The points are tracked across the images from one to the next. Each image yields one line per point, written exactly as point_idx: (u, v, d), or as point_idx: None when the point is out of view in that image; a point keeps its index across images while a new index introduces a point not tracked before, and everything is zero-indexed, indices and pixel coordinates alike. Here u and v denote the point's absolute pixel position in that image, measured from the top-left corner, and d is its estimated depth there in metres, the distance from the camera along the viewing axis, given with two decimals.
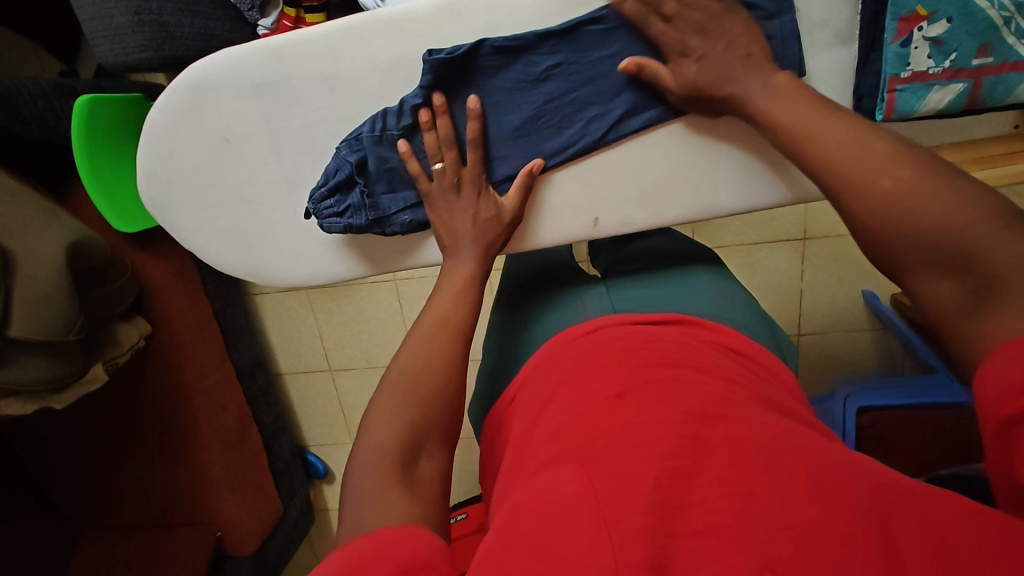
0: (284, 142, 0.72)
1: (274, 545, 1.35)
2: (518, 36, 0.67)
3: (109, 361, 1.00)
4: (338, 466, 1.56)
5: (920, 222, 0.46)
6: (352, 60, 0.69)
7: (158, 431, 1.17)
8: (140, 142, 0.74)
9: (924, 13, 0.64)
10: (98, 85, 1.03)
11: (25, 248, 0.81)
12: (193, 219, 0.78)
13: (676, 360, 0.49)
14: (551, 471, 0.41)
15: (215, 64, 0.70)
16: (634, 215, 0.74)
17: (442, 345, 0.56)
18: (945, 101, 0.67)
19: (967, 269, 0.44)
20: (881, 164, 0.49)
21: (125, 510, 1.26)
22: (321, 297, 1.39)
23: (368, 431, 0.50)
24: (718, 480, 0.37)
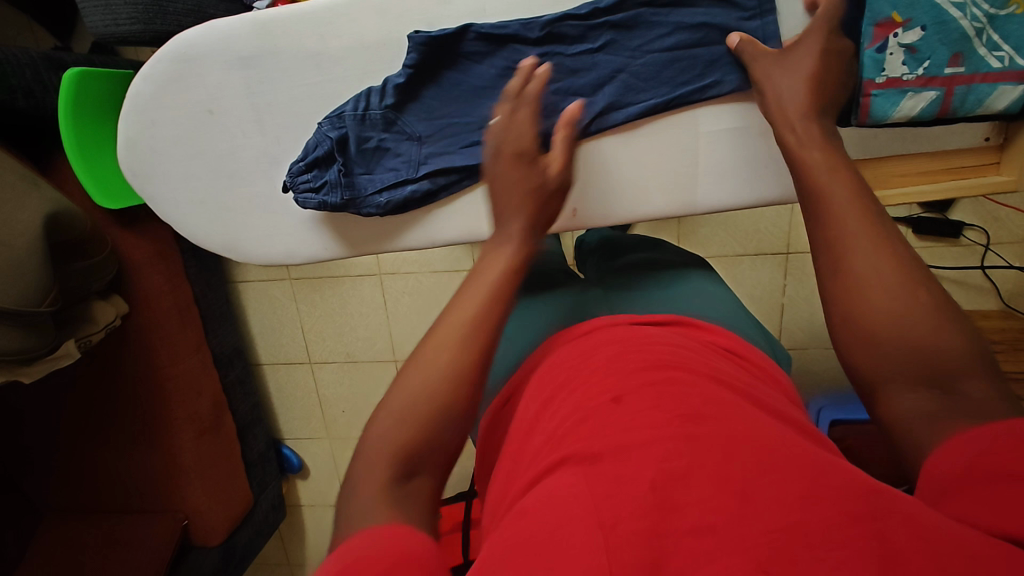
0: (267, 117, 0.71)
1: (243, 536, 1.32)
2: (505, 24, 0.66)
3: (84, 338, 0.97)
4: (312, 460, 1.53)
5: (922, 333, 0.44)
6: (339, 38, 0.68)
7: (130, 414, 1.14)
8: (124, 108, 0.73)
9: (899, 20, 0.63)
10: (88, 59, 1.01)
11: (3, 214, 0.79)
12: (171, 189, 0.76)
13: (673, 361, 0.49)
14: (554, 475, 0.41)
15: (204, 34, 0.69)
16: (612, 211, 0.73)
17: (486, 314, 0.49)
18: (918, 108, 0.65)
19: (940, 386, 0.42)
20: (896, 267, 0.46)
21: (91, 494, 1.22)
22: (304, 288, 1.37)
23: (383, 417, 0.45)
24: (716, 478, 0.37)
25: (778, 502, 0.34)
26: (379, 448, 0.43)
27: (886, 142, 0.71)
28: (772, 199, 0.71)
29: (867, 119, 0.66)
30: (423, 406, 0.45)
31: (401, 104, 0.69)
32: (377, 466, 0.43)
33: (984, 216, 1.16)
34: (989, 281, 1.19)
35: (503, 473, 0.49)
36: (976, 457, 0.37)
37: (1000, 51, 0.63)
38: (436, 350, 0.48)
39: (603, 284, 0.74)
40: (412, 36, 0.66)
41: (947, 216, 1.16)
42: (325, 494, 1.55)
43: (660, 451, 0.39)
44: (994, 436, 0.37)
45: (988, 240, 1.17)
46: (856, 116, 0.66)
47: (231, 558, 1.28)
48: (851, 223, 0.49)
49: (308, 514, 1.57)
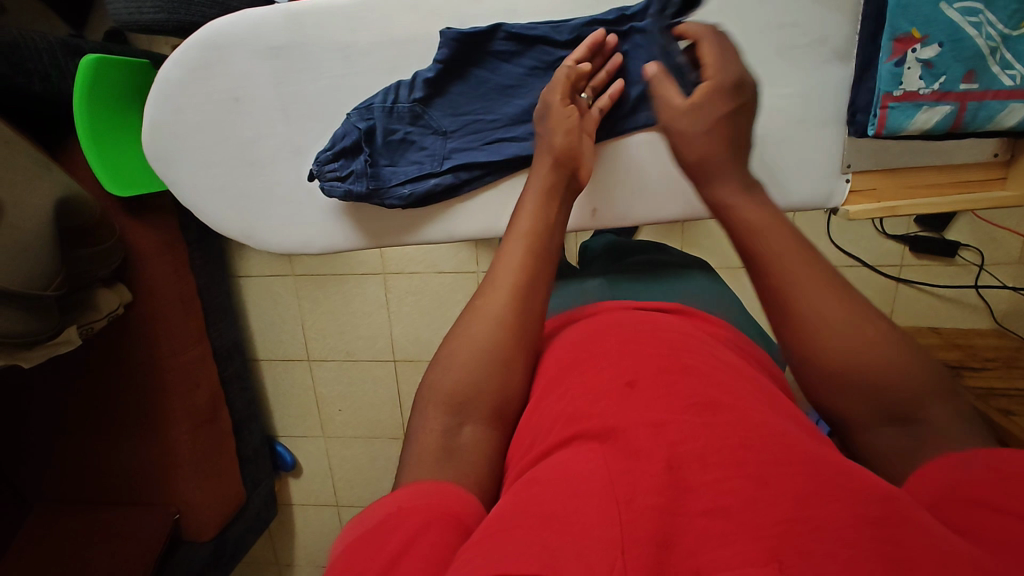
0: (293, 108, 0.72)
1: (234, 532, 1.31)
2: (534, 25, 0.68)
3: (86, 326, 0.96)
4: (306, 459, 1.52)
5: (883, 373, 0.44)
6: (370, 33, 0.69)
7: (127, 404, 1.13)
8: (151, 92, 0.73)
9: (918, 36, 0.66)
10: (105, 47, 1.01)
11: (17, 198, 0.78)
12: (191, 175, 0.76)
13: (683, 350, 0.49)
14: (566, 450, 0.42)
15: (236, 22, 0.70)
16: (633, 208, 0.74)
17: (526, 284, 0.54)
18: (932, 122, 0.67)
19: (912, 418, 0.44)
20: (848, 310, 0.47)
21: (81, 485, 1.21)
22: (307, 285, 1.37)
23: (443, 369, 0.51)
24: (732, 462, 0.37)
25: (791, 491, 0.35)
26: (438, 400, 0.49)
27: (896, 155, 0.73)
28: (787, 205, 0.75)
29: (883, 131, 0.68)
30: (476, 358, 0.50)
31: (429, 98, 0.71)
32: (434, 416, 0.49)
33: (981, 237, 1.18)
34: (983, 301, 1.22)
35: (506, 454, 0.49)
36: (941, 485, 0.39)
37: (1012, 70, 0.66)
38: (487, 310, 0.53)
39: (607, 283, 0.75)
40: (446, 32, 0.68)
41: (944, 235, 1.19)
42: (318, 493, 1.54)
43: (674, 433, 0.40)
44: (959, 468, 0.39)
45: (983, 261, 1.19)
46: (873, 127, 0.69)
47: (223, 554, 1.27)
48: (795, 271, 0.48)
49: (299, 513, 1.56)
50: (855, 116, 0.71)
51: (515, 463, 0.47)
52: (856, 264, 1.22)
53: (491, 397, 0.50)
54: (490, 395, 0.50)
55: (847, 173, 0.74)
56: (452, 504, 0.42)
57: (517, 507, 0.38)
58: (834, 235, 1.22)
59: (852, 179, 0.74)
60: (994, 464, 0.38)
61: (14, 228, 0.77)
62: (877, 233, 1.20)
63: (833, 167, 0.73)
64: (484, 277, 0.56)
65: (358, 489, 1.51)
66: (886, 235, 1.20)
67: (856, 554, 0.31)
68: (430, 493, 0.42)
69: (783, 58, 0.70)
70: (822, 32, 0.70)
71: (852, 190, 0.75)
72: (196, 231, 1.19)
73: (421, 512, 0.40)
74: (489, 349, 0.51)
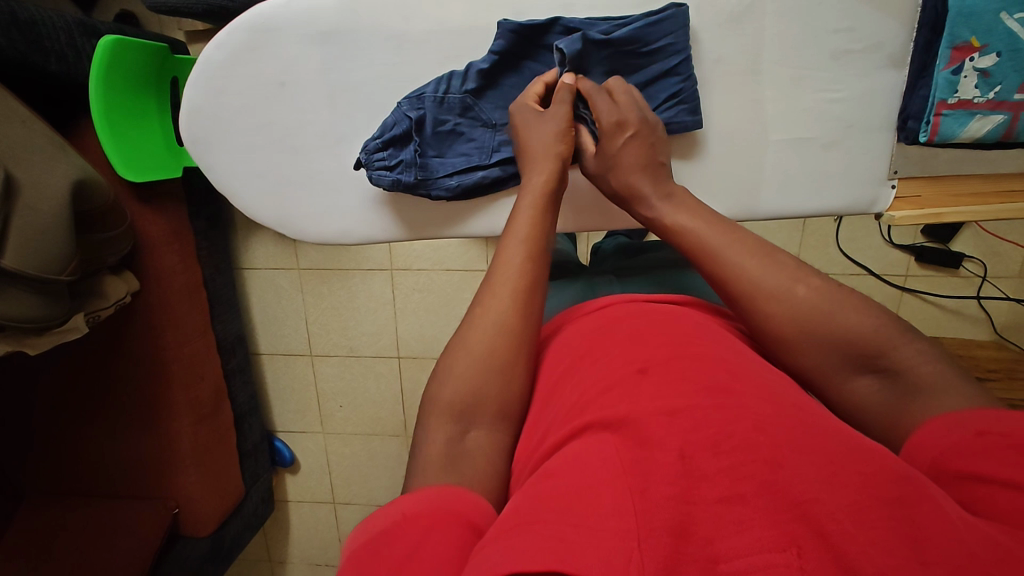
0: (340, 94, 0.72)
1: (231, 529, 1.30)
2: (591, 19, 0.67)
3: (93, 313, 0.95)
4: (305, 457, 1.51)
5: (833, 327, 0.45)
6: (422, 21, 0.68)
7: (129, 396, 1.12)
8: (191, 75, 0.72)
9: (976, 45, 0.63)
10: (120, 30, 1.01)
11: (31, 177, 0.78)
12: (230, 161, 0.75)
13: (696, 338, 0.48)
14: (578, 441, 0.41)
15: (286, 5, 0.69)
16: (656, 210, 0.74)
17: (526, 283, 0.53)
18: (984, 131, 0.65)
19: (877, 365, 0.45)
20: (781, 273, 0.48)
21: (77, 476, 1.19)
22: (312, 279, 1.37)
23: (448, 376, 0.50)
24: (745, 445, 0.36)
25: (810, 476, 0.34)
26: (440, 413, 0.48)
27: (943, 162, 0.70)
28: (833, 211, 0.71)
29: (935, 139, 0.66)
30: (481, 363, 0.50)
31: (481, 89, 0.70)
32: (438, 426, 0.48)
33: (984, 249, 1.20)
34: (984, 312, 1.23)
35: (519, 448, 0.49)
36: (936, 455, 0.39)
37: None
38: (482, 321, 0.52)
39: (620, 280, 0.74)
40: (504, 23, 0.66)
41: (949, 246, 1.20)
42: (315, 491, 1.53)
43: (688, 420, 0.39)
44: (950, 425, 0.40)
45: (986, 272, 1.21)
46: (925, 134, 0.66)
47: (219, 551, 1.25)
48: (722, 247, 0.51)
49: (295, 510, 1.55)
50: (906, 122, 0.67)
51: (527, 454, 0.47)
52: (861, 272, 1.23)
53: (497, 402, 0.49)
54: (492, 399, 0.49)
55: (893, 179, 0.70)
56: (460, 505, 0.41)
57: (537, 497, 0.37)
58: (841, 243, 1.23)
59: (898, 186, 0.70)
60: (979, 427, 0.39)
61: (29, 210, 0.77)
62: (883, 242, 1.21)
63: (879, 173, 0.70)
64: (477, 291, 0.54)
65: (357, 487, 1.51)
66: (893, 243, 1.21)
67: (878, 536, 0.31)
68: (437, 496, 0.42)
69: (837, 63, 0.67)
70: (876, 38, 0.66)
71: (897, 196, 0.71)
72: (203, 220, 1.18)
73: (425, 514, 0.40)
74: (491, 355, 0.50)
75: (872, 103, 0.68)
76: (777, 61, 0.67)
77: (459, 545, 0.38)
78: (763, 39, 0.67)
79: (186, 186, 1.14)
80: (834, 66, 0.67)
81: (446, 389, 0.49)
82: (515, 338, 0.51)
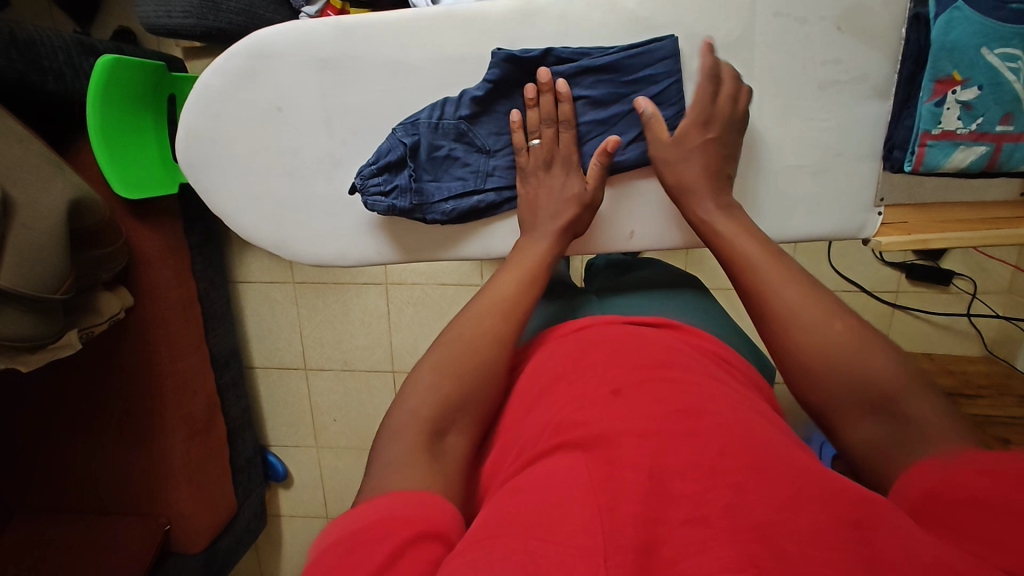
0: (337, 119, 0.72)
1: (222, 544, 1.29)
2: (585, 50, 0.67)
3: (86, 328, 0.95)
4: (298, 471, 1.50)
5: (854, 366, 0.47)
6: (420, 49, 0.69)
7: (121, 411, 1.11)
8: (188, 98, 0.73)
9: (959, 79, 0.64)
10: (119, 48, 1.02)
11: (26, 197, 0.78)
12: (225, 182, 0.75)
13: (670, 362, 0.49)
14: (551, 457, 0.42)
15: (283, 33, 0.70)
16: (670, 234, 0.74)
17: (501, 326, 0.55)
18: (968, 161, 0.66)
19: (888, 411, 0.45)
20: (816, 306, 0.50)
21: (69, 492, 1.18)
22: (308, 293, 1.37)
23: (413, 390, 0.50)
24: (710, 471, 0.38)
25: (769, 497, 0.35)
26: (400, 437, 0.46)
27: (931, 190, 0.71)
28: (822, 235, 0.72)
29: (920, 168, 0.67)
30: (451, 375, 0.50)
31: (476, 116, 0.70)
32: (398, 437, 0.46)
33: (973, 267, 1.21)
34: (974, 328, 1.24)
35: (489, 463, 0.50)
36: (931, 486, 0.39)
37: None
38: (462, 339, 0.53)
39: (605, 299, 0.74)
40: (497, 51, 0.67)
41: (939, 264, 1.22)
42: (308, 505, 1.52)
43: (659, 443, 0.40)
44: (951, 470, 0.39)
45: (975, 289, 1.22)
46: (910, 164, 0.67)
47: (210, 566, 1.25)
48: (768, 274, 0.53)
49: (288, 524, 1.54)
50: (892, 152, 0.68)
51: (501, 472, 0.47)
52: (852, 288, 1.24)
53: (472, 419, 0.50)
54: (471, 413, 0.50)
55: (880, 206, 0.71)
56: (434, 516, 0.40)
57: (503, 511, 0.38)
58: (833, 259, 1.24)
59: (885, 213, 0.72)
60: (984, 466, 0.38)
61: (24, 229, 0.77)
62: (874, 258, 1.22)
63: (866, 201, 0.71)
64: (452, 318, 0.56)
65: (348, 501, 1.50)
66: (883, 260, 1.22)
67: (836, 558, 0.31)
68: (405, 501, 0.40)
69: (824, 93, 0.68)
70: (863, 69, 0.67)
71: (884, 223, 0.72)
72: (198, 234, 1.18)
73: (396, 524, 0.38)
74: (463, 374, 0.51)
75: (856, 131, 0.69)
76: (768, 90, 0.68)
77: (423, 555, 0.37)
78: (756, 67, 0.68)
79: (181, 201, 1.14)
80: (820, 93, 0.68)
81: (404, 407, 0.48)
82: (486, 358, 0.52)
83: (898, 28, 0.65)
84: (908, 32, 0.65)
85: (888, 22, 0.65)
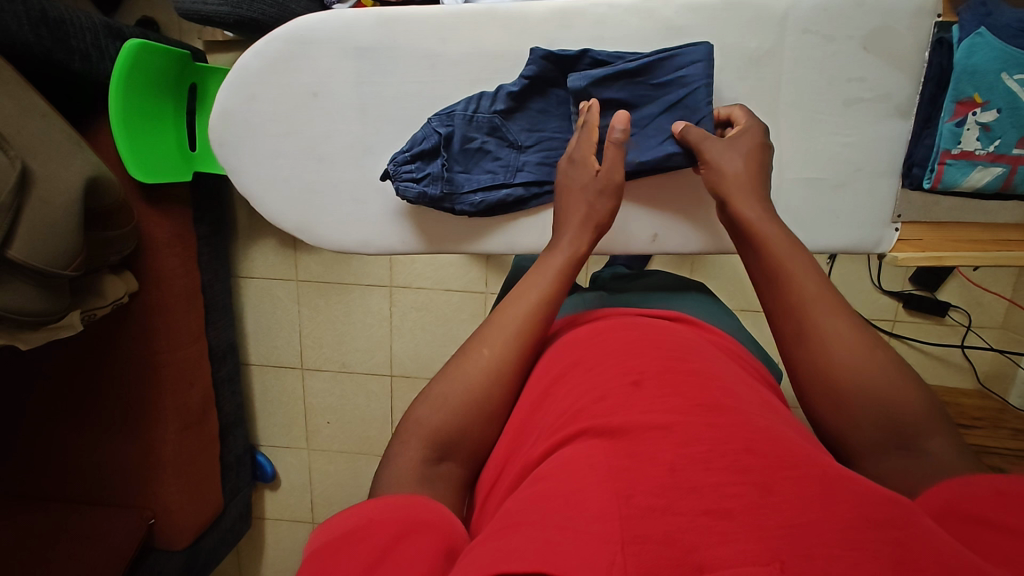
0: (371, 107, 0.73)
1: (206, 543, 1.26)
2: (618, 54, 0.69)
3: (89, 312, 0.94)
4: (286, 473, 1.48)
5: (882, 395, 0.47)
6: (458, 44, 0.71)
7: (115, 399, 1.09)
8: (226, 79, 0.74)
9: (979, 101, 0.67)
10: (144, 34, 1.03)
11: (46, 170, 0.78)
12: (255, 164, 0.76)
13: (691, 356, 0.50)
14: (570, 447, 0.42)
15: (326, 20, 0.71)
16: (691, 240, 0.75)
17: (526, 334, 0.55)
18: (984, 181, 0.70)
19: (908, 441, 0.45)
20: (853, 333, 0.50)
21: (54, 480, 1.16)
22: (310, 292, 1.36)
23: (445, 387, 0.52)
24: (735, 466, 0.37)
25: (797, 496, 0.34)
26: (419, 432, 0.49)
27: (947, 211, 0.73)
28: (840, 247, 0.74)
29: (938, 186, 0.70)
30: (482, 376, 0.52)
31: (510, 112, 0.72)
32: (413, 447, 0.48)
33: (969, 299, 1.24)
34: (968, 361, 1.26)
35: (504, 440, 0.51)
36: (949, 499, 0.39)
37: None
38: (485, 347, 0.54)
39: (618, 300, 0.74)
40: (535, 50, 0.69)
41: (936, 295, 1.24)
42: (294, 509, 1.49)
43: (681, 435, 0.40)
44: (967, 493, 0.39)
45: (970, 322, 1.25)
46: (929, 181, 0.70)
47: (191, 565, 1.22)
48: (812, 295, 0.52)
49: (272, 527, 1.51)
50: (911, 169, 0.71)
51: (514, 463, 0.47)
52: None
53: (491, 412, 0.52)
54: (488, 415, 0.52)
55: (897, 223, 0.73)
56: (426, 514, 0.41)
57: (527, 507, 0.38)
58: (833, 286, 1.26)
59: (901, 229, 0.73)
60: (1000, 487, 0.38)
61: (41, 203, 0.77)
62: (873, 286, 1.25)
63: (883, 216, 0.73)
64: (485, 318, 0.57)
65: (336, 507, 1.47)
66: (882, 289, 1.25)
67: (862, 556, 0.31)
68: (404, 504, 0.42)
69: (849, 110, 0.70)
70: (886, 89, 0.69)
71: (900, 239, 0.74)
72: (207, 226, 1.18)
73: (388, 526, 0.40)
74: (495, 375, 0.53)
75: (873, 148, 0.71)
76: (793, 103, 0.70)
77: (411, 548, 0.38)
78: (782, 82, 0.70)
79: (193, 190, 1.14)
80: (845, 108, 0.70)
81: (424, 415, 0.50)
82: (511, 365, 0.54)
83: (923, 51, 0.68)
84: (932, 55, 0.69)
85: (913, 44, 0.67)
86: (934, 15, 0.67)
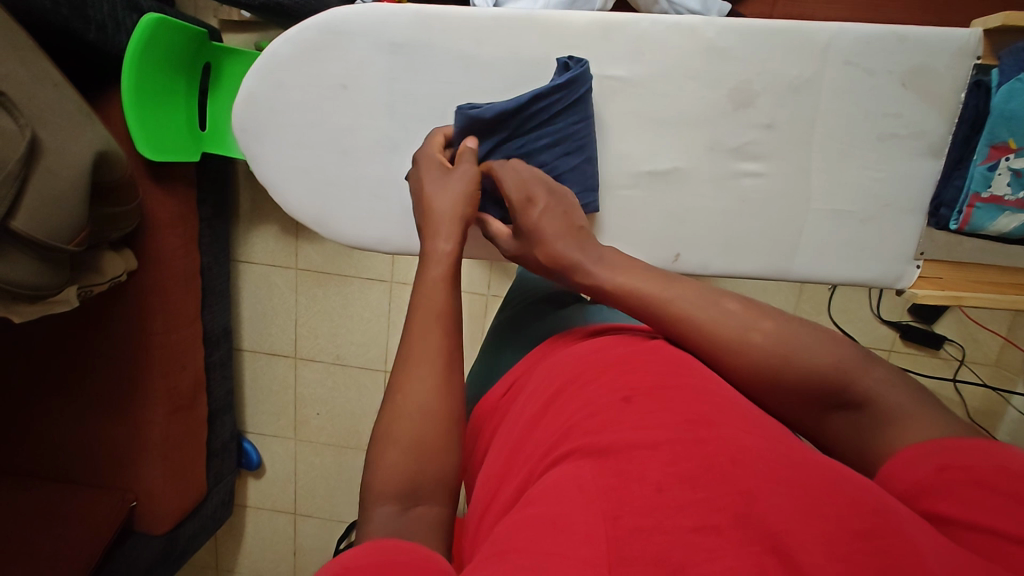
0: (400, 104, 0.72)
1: (187, 529, 1.24)
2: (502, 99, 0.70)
3: (86, 288, 0.92)
4: (272, 462, 1.46)
5: (794, 364, 0.47)
6: (494, 47, 0.70)
7: (105, 378, 1.07)
8: (254, 64, 0.72)
9: (1014, 146, 0.66)
10: (164, 9, 1.00)
11: (55, 142, 0.76)
12: (276, 152, 0.75)
13: (684, 367, 0.47)
14: (554, 469, 0.40)
15: (361, 12, 0.69)
16: (713, 259, 0.75)
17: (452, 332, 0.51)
18: (1012, 227, 0.69)
19: (841, 396, 0.46)
20: (739, 323, 0.50)
21: (37, 455, 1.14)
22: (309, 281, 1.34)
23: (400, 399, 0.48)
24: (720, 479, 0.35)
25: (783, 508, 0.33)
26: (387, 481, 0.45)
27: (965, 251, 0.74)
28: (859, 281, 0.75)
29: (965, 228, 0.70)
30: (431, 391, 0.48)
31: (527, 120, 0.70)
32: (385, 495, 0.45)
33: (965, 335, 1.25)
34: (958, 395, 1.28)
35: (500, 458, 0.48)
36: None
37: None
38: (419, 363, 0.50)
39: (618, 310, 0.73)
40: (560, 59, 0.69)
41: (933, 327, 1.25)
42: (275, 498, 1.47)
43: (670, 454, 0.37)
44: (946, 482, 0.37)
45: (964, 357, 1.26)
46: (955, 223, 0.70)
47: (170, 551, 1.19)
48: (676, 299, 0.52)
49: (252, 515, 1.49)
50: (938, 210, 0.72)
51: (509, 480, 0.45)
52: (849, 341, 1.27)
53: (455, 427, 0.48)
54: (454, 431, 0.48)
55: (919, 260, 0.74)
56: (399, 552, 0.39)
57: (520, 521, 0.36)
58: (834, 312, 1.27)
59: (922, 266, 0.74)
60: (941, 461, 0.38)
61: (47, 172, 0.74)
62: (872, 315, 1.26)
63: (907, 252, 0.73)
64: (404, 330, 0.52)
65: (318, 499, 1.46)
66: (881, 318, 1.26)
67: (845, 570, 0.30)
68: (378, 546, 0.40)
69: (883, 144, 0.70)
70: (920, 126, 0.69)
71: (921, 275, 0.75)
72: (211, 207, 1.16)
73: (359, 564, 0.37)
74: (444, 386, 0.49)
75: (892, 181, 0.71)
76: (827, 134, 0.71)
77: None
78: (815, 112, 0.70)
79: (199, 169, 1.11)
80: (878, 139, 0.70)
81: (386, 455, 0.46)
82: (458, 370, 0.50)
83: (958, 92, 0.68)
84: (968, 97, 0.68)
85: (951, 85, 0.68)
86: (973, 57, 0.67)
